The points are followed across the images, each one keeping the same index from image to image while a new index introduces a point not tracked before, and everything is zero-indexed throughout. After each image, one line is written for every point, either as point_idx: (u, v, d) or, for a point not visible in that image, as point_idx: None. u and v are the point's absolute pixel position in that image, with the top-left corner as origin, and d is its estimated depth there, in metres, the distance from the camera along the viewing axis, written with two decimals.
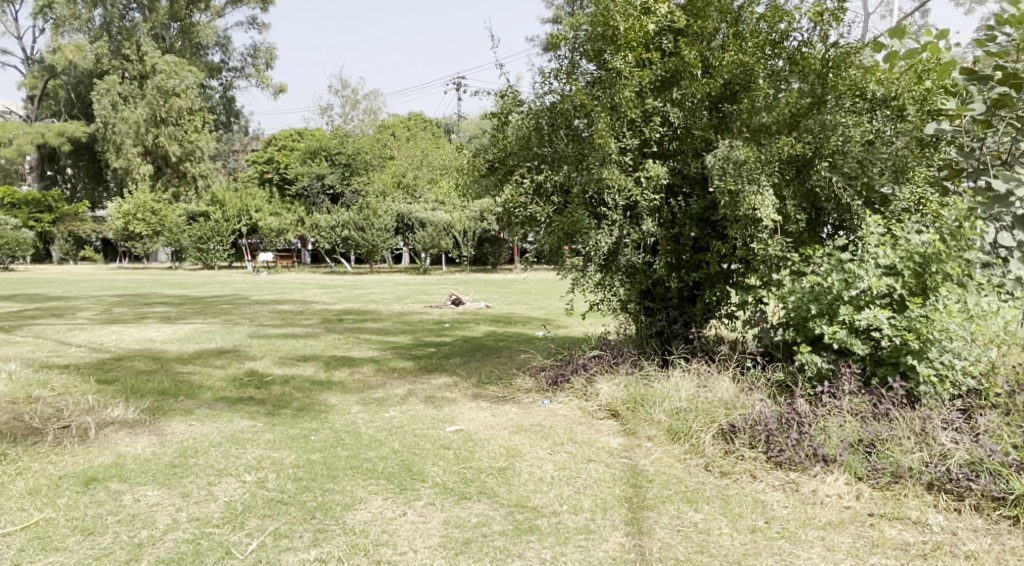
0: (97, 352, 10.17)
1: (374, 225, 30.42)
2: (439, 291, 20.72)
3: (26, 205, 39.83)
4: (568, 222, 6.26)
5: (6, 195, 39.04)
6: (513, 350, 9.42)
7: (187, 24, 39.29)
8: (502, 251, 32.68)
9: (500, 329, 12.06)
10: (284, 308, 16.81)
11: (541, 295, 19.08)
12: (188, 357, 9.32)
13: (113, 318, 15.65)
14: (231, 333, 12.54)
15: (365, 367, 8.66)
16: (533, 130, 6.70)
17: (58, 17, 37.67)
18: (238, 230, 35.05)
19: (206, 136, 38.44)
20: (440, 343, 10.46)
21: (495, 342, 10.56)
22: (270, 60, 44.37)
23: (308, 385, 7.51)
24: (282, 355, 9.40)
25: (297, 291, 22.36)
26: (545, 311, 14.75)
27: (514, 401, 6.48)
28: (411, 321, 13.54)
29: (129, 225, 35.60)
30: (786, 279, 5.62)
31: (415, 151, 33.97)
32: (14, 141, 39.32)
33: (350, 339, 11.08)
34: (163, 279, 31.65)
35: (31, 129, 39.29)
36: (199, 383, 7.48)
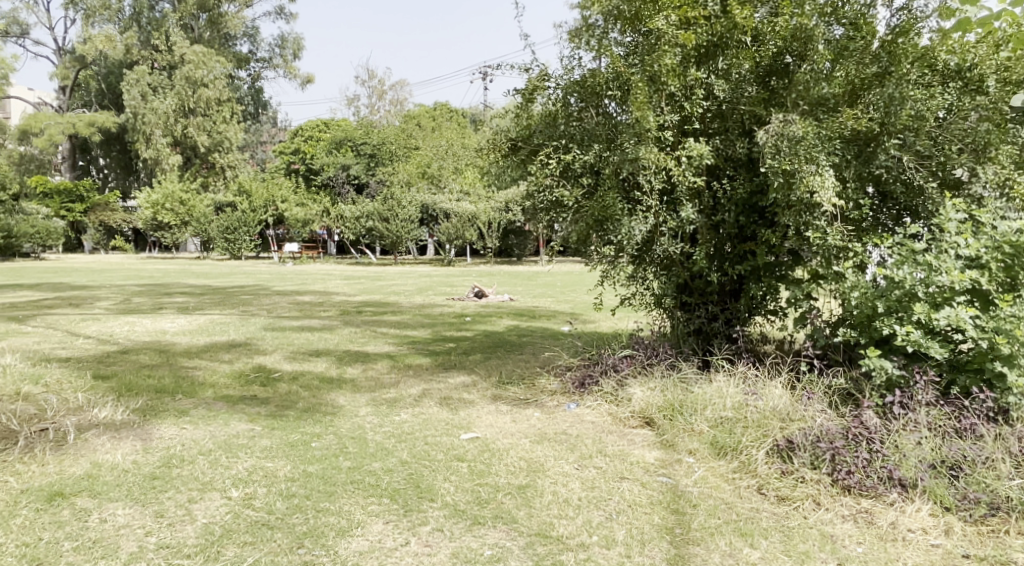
0: (105, 344, 9.72)
1: (398, 216, 29.96)
2: (463, 284, 20.18)
3: (57, 194, 40.14)
4: (598, 206, 5.66)
5: (39, 184, 39.14)
6: (539, 347, 8.85)
7: (215, 14, 39.09)
8: (527, 243, 32.23)
9: (525, 323, 11.49)
10: (304, 300, 16.36)
11: (568, 288, 18.49)
12: (197, 350, 8.85)
13: (131, 308, 15.26)
14: (246, 325, 12.07)
15: (380, 363, 8.11)
16: (562, 106, 6.15)
17: (88, 7, 37.56)
18: (264, 220, 34.84)
19: (234, 127, 38.21)
20: (461, 338, 9.90)
21: (519, 337, 9.99)
22: (298, 50, 44.13)
23: (317, 383, 6.97)
24: (294, 350, 8.89)
25: (320, 282, 21.95)
26: (571, 304, 14.15)
27: (537, 405, 5.89)
28: (432, 314, 13.00)
29: (158, 215, 35.14)
30: (847, 272, 5.00)
31: (441, 142, 33.57)
32: (45, 132, 39.23)
33: (367, 333, 10.55)
34: (189, 268, 31.49)
35: (62, 119, 39.41)
36: (201, 380, 6.98)
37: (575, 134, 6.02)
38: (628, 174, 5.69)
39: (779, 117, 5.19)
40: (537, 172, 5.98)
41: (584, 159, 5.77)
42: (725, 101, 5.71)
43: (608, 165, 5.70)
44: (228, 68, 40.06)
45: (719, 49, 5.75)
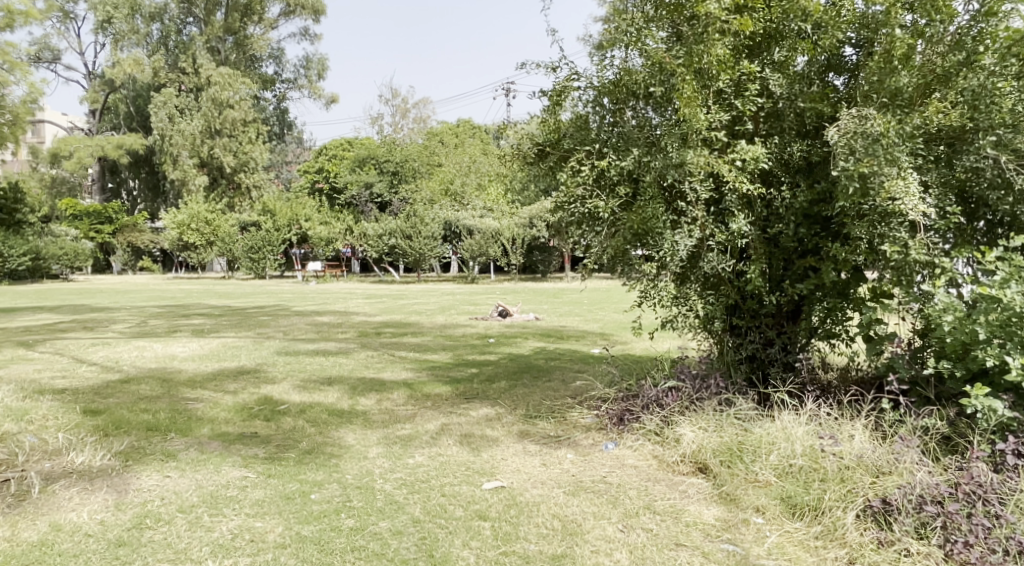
0: (109, 372, 9.16)
1: (421, 234, 29.40)
2: (487, 302, 19.50)
3: (88, 216, 40.20)
4: (637, 218, 5.00)
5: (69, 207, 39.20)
6: (572, 373, 8.11)
7: (241, 37, 39.05)
8: (552, 259, 31.53)
9: (553, 345, 10.73)
10: (323, 321, 15.75)
11: (598, 306, 17.72)
12: (203, 379, 8.24)
13: (145, 332, 14.76)
14: (259, 349, 11.47)
15: (396, 393, 7.42)
16: (594, 110, 5.50)
17: (117, 31, 37.56)
18: (288, 239, 34.47)
19: (260, 147, 37.95)
20: (484, 363, 9.19)
21: (547, 362, 9.25)
22: (323, 70, 44.00)
23: (325, 418, 6.30)
24: (305, 377, 8.25)
25: (341, 302, 21.40)
26: (601, 324, 13.40)
27: (570, 445, 5.19)
28: (455, 335, 12.32)
29: (183, 235, 34.97)
30: (937, 291, 4.36)
31: (464, 158, 33.20)
32: (74, 155, 39.40)
33: (385, 357, 9.88)
34: (212, 289, 31.21)
35: (92, 142, 39.57)
36: (201, 414, 6.36)
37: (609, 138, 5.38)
38: (672, 181, 5.01)
39: (851, 112, 4.60)
40: (567, 181, 5.27)
41: (621, 165, 5.07)
42: (782, 98, 5.13)
43: (650, 171, 5.03)
44: (254, 89, 39.96)
45: (773, 42, 5.24)
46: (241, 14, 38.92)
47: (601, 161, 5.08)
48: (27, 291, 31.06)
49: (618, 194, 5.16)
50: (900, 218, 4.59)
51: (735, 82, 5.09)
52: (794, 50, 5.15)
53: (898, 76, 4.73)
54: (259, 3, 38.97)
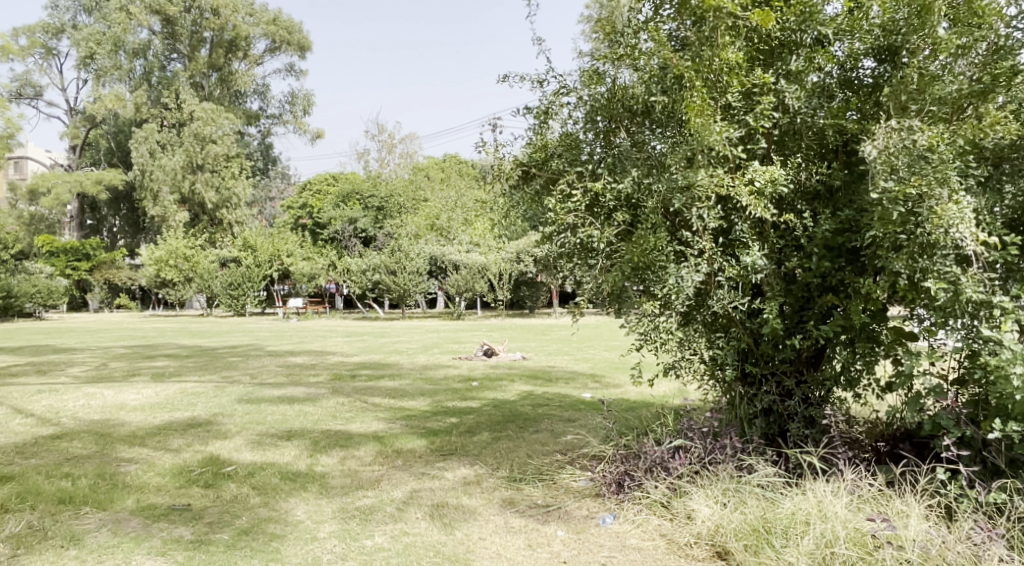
0: (46, 426, 8.25)
1: (405, 269, 28.59)
2: (472, 340, 18.67)
3: (64, 253, 39.12)
4: (636, 249, 4.17)
5: (45, 244, 38.24)
6: (564, 423, 7.25)
7: (226, 73, 38.58)
8: (540, 294, 30.81)
9: (543, 389, 9.88)
10: (296, 362, 14.85)
11: (588, 345, 16.91)
12: (146, 434, 7.35)
13: (103, 376, 13.82)
14: (221, 395, 10.57)
15: (363, 449, 6.54)
16: (584, 128, 4.68)
17: (100, 67, 36.81)
18: (269, 275, 33.56)
19: (243, 183, 37.17)
20: (465, 410, 8.32)
21: (537, 408, 8.39)
22: (308, 106, 43.50)
23: (275, 484, 5.42)
24: (263, 431, 7.36)
25: (319, 341, 20.47)
26: (592, 365, 12.57)
27: (561, 517, 4.34)
28: (435, 378, 11.45)
29: (161, 272, 33.99)
30: (1002, 339, 3.59)
31: (449, 193, 32.73)
32: (52, 191, 38.79)
33: (356, 404, 9.00)
34: (187, 326, 30.16)
35: (70, 178, 38.69)
36: (129, 480, 5.47)
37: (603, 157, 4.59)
38: (677, 207, 4.20)
39: (890, 124, 3.85)
40: (553, 207, 4.43)
41: (617, 187, 4.26)
42: (802, 113, 4.27)
43: (652, 194, 4.21)
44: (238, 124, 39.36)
45: (787, 51, 4.43)
46: (225, 50, 38.46)
47: (594, 184, 4.26)
48: None
49: (611, 220, 4.33)
50: (951, 250, 3.79)
51: (746, 94, 4.29)
52: (814, 60, 4.31)
53: (940, 86, 4.01)
54: (244, 39, 38.55)
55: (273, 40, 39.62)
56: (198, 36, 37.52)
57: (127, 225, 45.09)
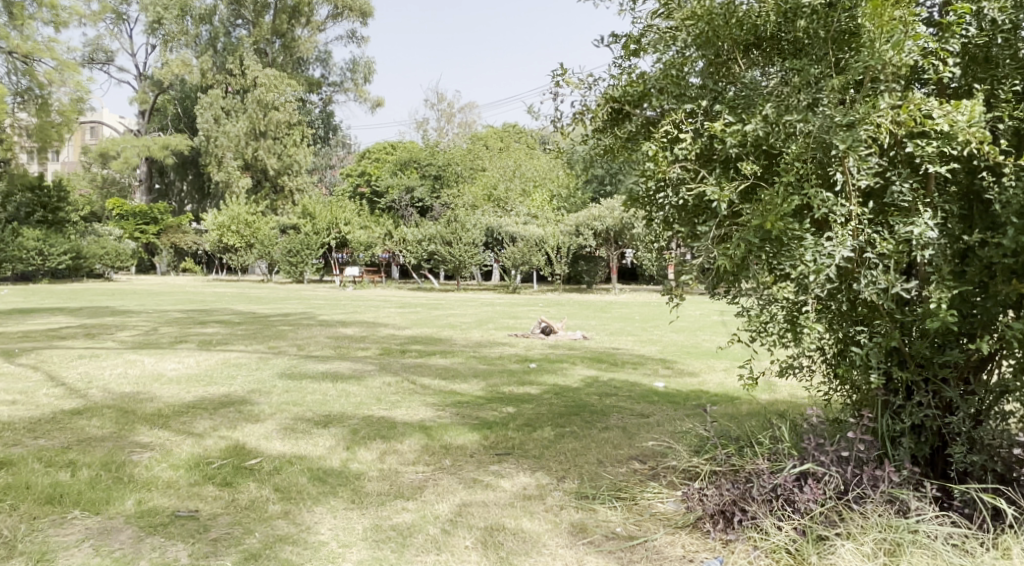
0: (71, 398, 7.62)
1: (461, 240, 27.77)
2: (529, 316, 17.75)
3: (133, 216, 39.70)
4: (769, 207, 3.15)
5: (115, 207, 38.89)
6: (639, 421, 6.28)
7: (289, 39, 38.03)
8: (599, 269, 29.59)
9: (610, 375, 8.90)
10: (346, 334, 14.14)
11: (653, 325, 15.84)
12: (171, 413, 6.63)
13: (149, 342, 13.32)
14: (262, 368, 9.89)
15: (407, 442, 5.68)
16: (695, 54, 3.66)
17: (168, 32, 36.87)
18: (327, 243, 32.92)
19: (305, 150, 36.72)
20: (523, 398, 7.40)
21: (605, 399, 7.41)
22: (369, 73, 42.84)
23: (301, 486, 4.60)
24: (299, 414, 6.57)
25: (372, 311, 19.82)
26: (661, 348, 11.52)
27: (652, 558, 3.43)
28: (490, 357, 10.55)
29: (222, 237, 33.91)
30: None
31: (507, 162, 32.10)
32: (121, 154, 39.08)
33: (403, 385, 8.17)
34: (246, 292, 29.97)
35: (138, 142, 38.81)
36: (138, 474, 4.73)
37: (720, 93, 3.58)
38: (827, 153, 3.18)
39: None
40: (656, 154, 3.41)
41: (747, 128, 3.24)
42: None
43: (795, 138, 3.19)
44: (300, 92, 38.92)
45: None
46: (288, 15, 37.94)
47: (712, 124, 3.24)
48: (60, 290, 30.27)
49: (733, 173, 3.34)
50: None
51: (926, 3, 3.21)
52: None
53: None
54: (308, 5, 37.90)
55: (335, 6, 38.83)
56: (262, 2, 37.13)
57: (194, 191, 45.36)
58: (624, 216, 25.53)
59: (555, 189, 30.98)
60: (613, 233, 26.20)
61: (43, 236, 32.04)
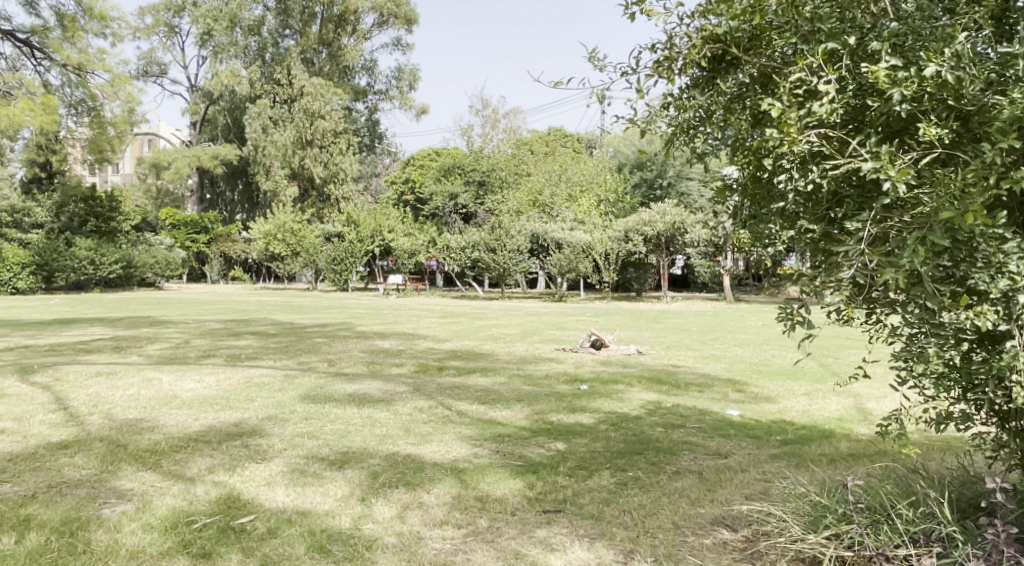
0: (66, 426, 6.76)
1: (506, 247, 26.81)
2: (577, 327, 16.67)
3: (184, 226, 39.82)
4: (968, 182, 2.26)
5: (168, 216, 39.09)
6: (718, 468, 5.20)
7: (335, 48, 37.56)
8: (648, 276, 28.32)
9: (673, 399, 7.79)
10: (383, 347, 13.24)
11: (712, 337, 14.65)
12: (167, 448, 5.72)
13: (177, 357, 12.57)
14: (288, 388, 9.01)
15: (435, 492, 4.71)
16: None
17: (217, 44, 36.64)
18: (371, 251, 32.22)
19: (351, 158, 36.12)
20: (575, 430, 6.36)
21: (671, 432, 6.31)
22: (415, 81, 42.30)
23: (297, 560, 3.67)
24: (312, 451, 5.61)
25: (413, 321, 18.94)
26: (726, 366, 10.37)
27: None
28: (537, 376, 9.51)
29: (269, 245, 33.47)
30: None
31: (553, 167, 31.22)
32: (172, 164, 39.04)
33: (438, 410, 7.21)
34: (289, 301, 29.50)
35: (188, 152, 38.71)
36: (97, 540, 3.82)
37: (869, 29, 2.85)
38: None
39: None
40: (799, 115, 2.63)
41: (934, 76, 2.50)
42: None
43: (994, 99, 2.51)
44: (347, 101, 38.51)
45: None
46: (335, 25, 37.47)
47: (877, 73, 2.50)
48: (107, 299, 30.16)
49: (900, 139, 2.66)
50: None
51: None
52: None
53: None
54: (354, 13, 37.34)
55: (381, 14, 38.36)
56: (309, 12, 36.59)
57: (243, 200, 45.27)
58: (676, 221, 24.29)
59: (602, 194, 30.07)
60: (665, 239, 24.92)
61: (94, 245, 31.91)
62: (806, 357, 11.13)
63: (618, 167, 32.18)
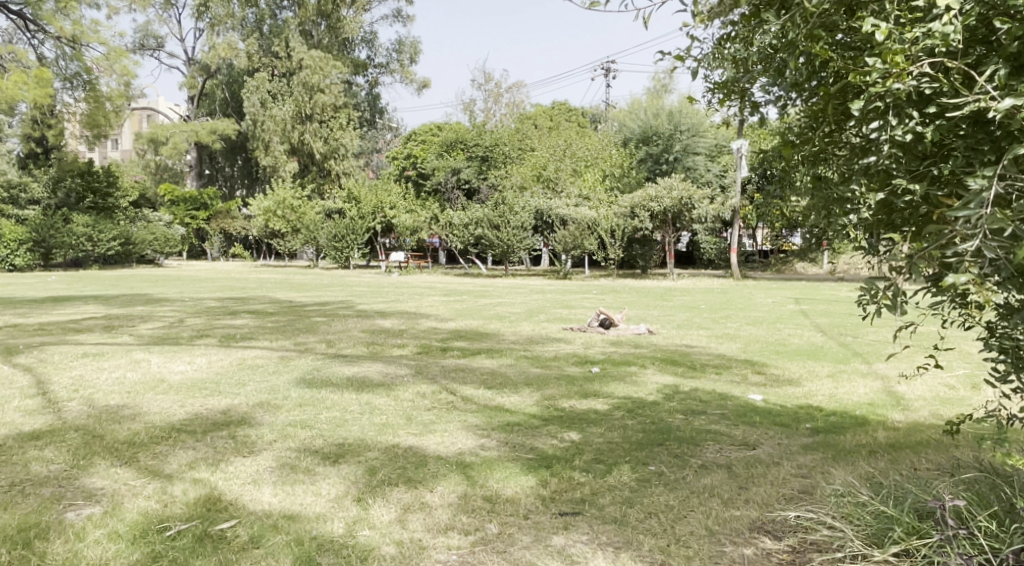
0: (42, 414, 6.30)
1: (509, 223, 26.31)
2: (584, 305, 16.17)
3: (184, 202, 39.29)
4: None
5: (167, 192, 38.54)
6: (750, 461, 4.72)
7: (334, 20, 36.69)
8: (654, 253, 27.56)
9: (691, 383, 7.31)
10: (384, 326, 12.77)
11: (725, 316, 14.14)
12: (146, 439, 5.26)
13: (169, 336, 12.11)
14: (283, 371, 8.53)
15: (439, 491, 4.24)
16: None
17: (214, 16, 35.85)
18: (373, 228, 31.74)
19: (352, 133, 35.49)
20: (589, 418, 5.88)
21: (692, 420, 5.83)
22: (415, 54, 41.49)
23: None
24: (305, 443, 5.15)
25: (415, 299, 18.44)
26: (743, 346, 9.90)
27: None
28: (544, 358, 9.03)
29: (269, 222, 33.04)
30: None
31: (557, 141, 30.61)
32: (171, 140, 38.43)
33: (441, 396, 6.74)
34: (290, 278, 29.04)
35: (187, 127, 38.05)
36: (54, 554, 3.38)
37: None
38: None
39: None
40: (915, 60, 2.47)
41: None
42: None
43: None
44: (347, 74, 37.73)
45: None
46: None
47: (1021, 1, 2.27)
48: (105, 276, 29.73)
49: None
50: None
51: None
52: None
53: None
54: None
55: None
56: None
57: (243, 176, 44.67)
58: (683, 196, 23.62)
59: (607, 168, 29.52)
60: (671, 215, 24.32)
61: (92, 222, 31.42)
62: (826, 336, 10.64)
63: (623, 141, 31.49)
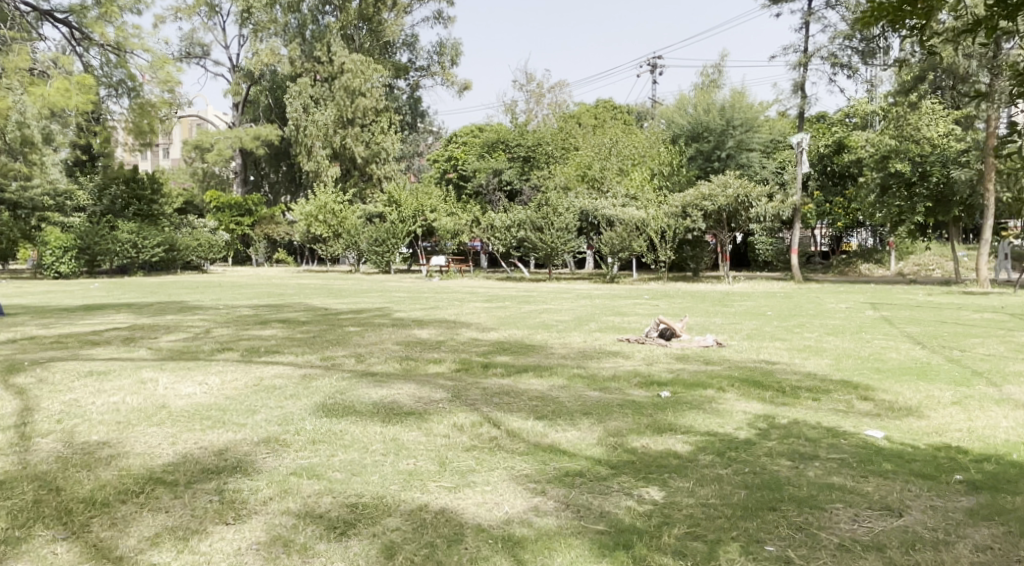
0: (4, 454, 5.22)
1: (554, 225, 25.00)
2: (639, 312, 14.84)
3: (228, 208, 38.81)
4: None
5: (211, 198, 38.17)
6: (906, 540, 3.65)
7: (376, 23, 35.71)
8: (705, 255, 25.94)
9: (786, 413, 5.97)
10: (422, 337, 11.63)
11: (797, 325, 12.66)
12: (110, 495, 4.15)
13: (189, 350, 11.11)
14: (304, 393, 7.42)
15: None
16: None
17: (257, 22, 35.47)
18: (414, 232, 30.69)
19: (393, 137, 34.56)
20: (668, 465, 4.64)
21: (805, 469, 4.53)
22: (457, 56, 40.53)
23: None
24: (309, 504, 3.98)
25: (457, 306, 17.28)
26: (833, 361, 8.56)
27: None
28: (602, 377, 7.78)
29: (311, 227, 32.17)
30: None
31: (603, 139, 29.33)
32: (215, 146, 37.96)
33: (482, 430, 5.53)
34: (330, 284, 28.22)
35: (230, 133, 37.24)
36: None
37: None
38: None
39: None
40: None
41: None
42: None
43: None
44: (389, 79, 36.88)
45: None
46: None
47: None
48: (146, 283, 29.27)
49: None
50: None
51: None
52: None
53: None
54: None
55: None
56: None
57: (285, 181, 44.20)
58: (740, 194, 22.05)
59: (655, 167, 28.15)
60: (727, 214, 22.71)
61: (136, 228, 31.00)
62: (927, 350, 9.21)
63: (672, 138, 30.01)
